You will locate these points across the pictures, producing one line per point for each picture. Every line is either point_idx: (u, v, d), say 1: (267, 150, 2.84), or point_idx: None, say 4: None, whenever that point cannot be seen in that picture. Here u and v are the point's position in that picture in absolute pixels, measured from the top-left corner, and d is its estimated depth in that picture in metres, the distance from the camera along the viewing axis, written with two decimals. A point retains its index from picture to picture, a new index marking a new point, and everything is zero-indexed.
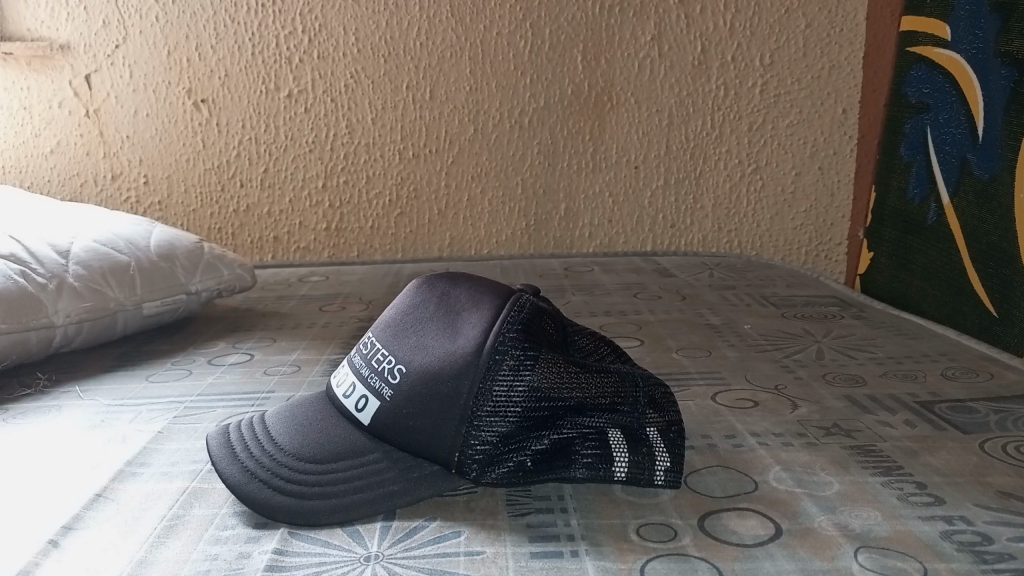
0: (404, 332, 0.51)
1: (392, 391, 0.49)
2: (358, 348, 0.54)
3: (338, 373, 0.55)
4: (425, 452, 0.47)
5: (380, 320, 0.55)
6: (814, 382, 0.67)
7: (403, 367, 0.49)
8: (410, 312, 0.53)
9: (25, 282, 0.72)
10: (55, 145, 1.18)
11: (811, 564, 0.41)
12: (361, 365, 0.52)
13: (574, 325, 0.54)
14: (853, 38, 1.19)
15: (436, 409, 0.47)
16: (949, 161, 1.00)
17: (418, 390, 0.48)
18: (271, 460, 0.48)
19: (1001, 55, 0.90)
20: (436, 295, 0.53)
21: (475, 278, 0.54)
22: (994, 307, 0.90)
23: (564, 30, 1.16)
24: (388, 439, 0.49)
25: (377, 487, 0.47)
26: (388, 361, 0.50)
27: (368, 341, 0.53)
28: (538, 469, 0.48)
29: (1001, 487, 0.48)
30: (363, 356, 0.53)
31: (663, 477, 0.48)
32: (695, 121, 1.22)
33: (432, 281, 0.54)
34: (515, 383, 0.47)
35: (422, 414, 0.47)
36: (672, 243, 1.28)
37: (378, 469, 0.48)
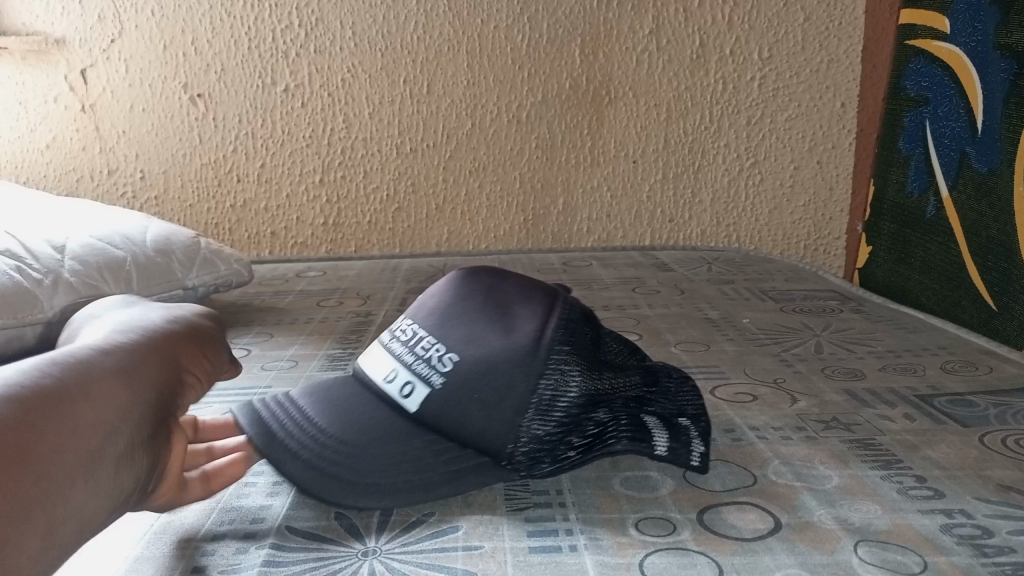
0: (457, 326, 0.53)
1: (442, 378, 0.50)
2: (396, 338, 0.55)
3: (370, 359, 0.56)
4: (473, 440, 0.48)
5: (423, 311, 0.56)
6: (814, 376, 0.67)
7: (454, 355, 0.51)
8: (460, 305, 0.55)
9: (21, 278, 0.72)
10: (51, 140, 1.17)
11: (810, 558, 0.41)
12: (406, 352, 0.53)
13: (605, 326, 0.56)
14: (852, 31, 1.18)
15: (491, 401, 0.48)
16: (949, 154, 1.00)
17: (474, 382, 0.49)
18: (316, 445, 0.49)
19: (1001, 48, 0.89)
20: (487, 291, 0.56)
21: (518, 278, 0.58)
22: (994, 300, 0.90)
23: (563, 23, 1.16)
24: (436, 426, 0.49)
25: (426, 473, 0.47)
26: (439, 353, 0.51)
27: (411, 332, 0.55)
28: (583, 453, 0.47)
29: (1001, 481, 0.48)
30: (405, 344, 0.54)
31: (699, 459, 0.48)
32: (694, 114, 1.22)
33: (476, 277, 0.57)
34: (565, 379, 0.48)
35: (477, 405, 0.48)
36: (671, 237, 1.28)
37: (420, 457, 0.48)
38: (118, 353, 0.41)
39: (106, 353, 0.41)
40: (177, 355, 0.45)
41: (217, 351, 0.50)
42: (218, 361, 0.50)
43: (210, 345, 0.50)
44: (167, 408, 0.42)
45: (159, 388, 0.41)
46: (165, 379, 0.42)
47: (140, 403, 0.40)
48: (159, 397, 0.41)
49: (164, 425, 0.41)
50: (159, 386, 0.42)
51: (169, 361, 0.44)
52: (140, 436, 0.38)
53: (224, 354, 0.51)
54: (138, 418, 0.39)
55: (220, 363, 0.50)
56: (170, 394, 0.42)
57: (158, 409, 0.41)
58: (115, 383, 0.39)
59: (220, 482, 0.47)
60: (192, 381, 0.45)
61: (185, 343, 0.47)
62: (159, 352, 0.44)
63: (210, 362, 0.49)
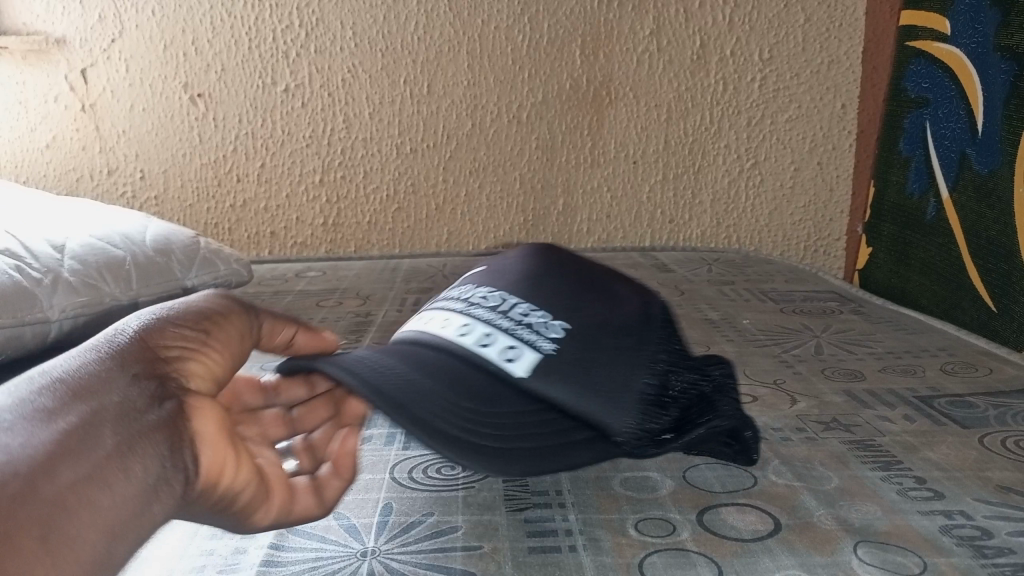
0: (544, 294, 0.53)
1: (553, 345, 0.47)
2: (472, 303, 0.53)
3: (433, 318, 0.52)
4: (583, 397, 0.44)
5: (494, 284, 0.55)
6: (814, 377, 0.67)
7: (563, 326, 0.49)
8: (533, 279, 0.55)
9: (21, 277, 0.72)
10: (51, 139, 1.17)
11: (810, 559, 0.41)
12: (492, 313, 0.51)
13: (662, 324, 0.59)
14: (853, 32, 1.18)
15: (617, 368, 0.46)
16: (949, 156, 1.00)
17: (591, 344, 0.48)
18: (427, 397, 0.43)
19: (1001, 49, 0.89)
20: (548, 268, 0.57)
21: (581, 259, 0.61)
22: (993, 302, 0.90)
23: (564, 24, 1.16)
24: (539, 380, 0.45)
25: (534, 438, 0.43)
26: (538, 316, 0.50)
27: (494, 300, 0.52)
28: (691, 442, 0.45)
29: (1001, 482, 0.48)
30: (488, 308, 0.52)
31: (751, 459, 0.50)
32: (694, 115, 1.22)
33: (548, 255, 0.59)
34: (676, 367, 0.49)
35: (602, 367, 0.46)
36: (671, 238, 1.28)
37: (537, 423, 0.44)
38: (68, 385, 0.35)
39: (55, 390, 0.35)
40: (144, 350, 0.38)
41: (214, 308, 0.43)
42: (223, 321, 0.43)
43: (191, 308, 0.42)
44: (167, 422, 0.36)
45: (133, 408, 0.35)
46: (134, 390, 0.36)
47: (117, 435, 0.34)
48: (139, 416, 0.35)
49: (172, 443, 0.35)
50: (134, 403, 0.35)
51: (136, 361, 0.37)
52: (134, 473, 0.33)
53: (228, 309, 0.44)
54: (121, 456, 0.33)
55: (226, 320, 0.43)
56: (156, 407, 0.36)
57: (148, 429, 0.35)
58: (73, 426, 0.33)
59: (343, 467, 0.46)
60: (185, 365, 0.39)
61: (154, 328, 0.40)
62: (112, 361, 0.37)
63: (211, 327, 0.41)
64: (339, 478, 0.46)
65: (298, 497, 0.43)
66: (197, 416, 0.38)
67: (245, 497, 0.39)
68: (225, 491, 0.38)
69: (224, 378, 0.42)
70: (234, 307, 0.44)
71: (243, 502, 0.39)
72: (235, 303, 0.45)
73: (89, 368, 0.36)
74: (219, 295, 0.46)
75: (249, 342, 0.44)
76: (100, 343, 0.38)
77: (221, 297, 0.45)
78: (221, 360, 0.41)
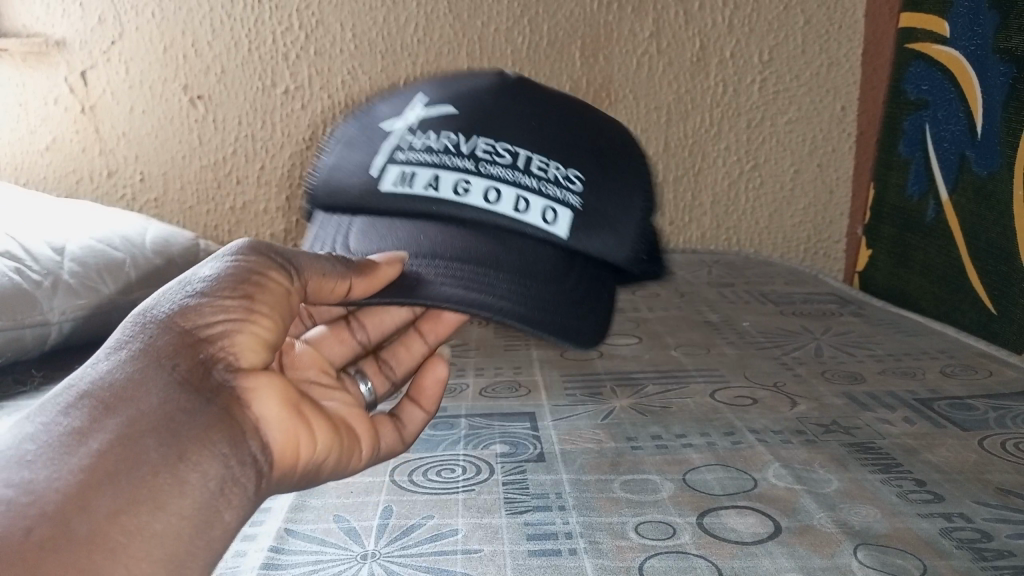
0: (518, 127, 0.53)
1: (579, 200, 0.51)
2: (442, 150, 0.51)
3: (415, 183, 0.51)
4: (614, 249, 0.52)
5: (449, 120, 0.53)
6: (814, 379, 0.67)
7: (576, 178, 0.52)
8: (491, 106, 0.54)
9: (20, 279, 0.72)
10: (51, 141, 1.17)
11: (810, 562, 0.41)
12: (489, 167, 0.51)
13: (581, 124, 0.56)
14: (852, 34, 1.18)
15: (611, 212, 0.53)
16: (949, 157, 1.00)
17: (598, 177, 0.53)
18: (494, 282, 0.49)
19: (1000, 52, 0.90)
20: (488, 82, 0.56)
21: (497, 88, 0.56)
22: (993, 303, 0.90)
23: (564, 26, 1.16)
24: (586, 245, 0.51)
25: (595, 293, 0.52)
26: (543, 166, 0.51)
27: (469, 146, 0.51)
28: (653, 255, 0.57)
29: (1001, 484, 0.48)
30: (472, 159, 0.51)
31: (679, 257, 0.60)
32: (694, 117, 1.22)
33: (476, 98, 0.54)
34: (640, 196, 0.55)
35: (608, 195, 0.53)
36: (671, 240, 1.28)
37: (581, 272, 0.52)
38: (105, 393, 0.37)
39: (91, 402, 0.36)
40: (183, 337, 0.40)
41: (250, 270, 0.43)
42: (264, 284, 0.43)
43: (225, 275, 0.42)
44: (221, 417, 0.39)
45: (179, 410, 0.38)
46: (178, 389, 0.38)
47: (165, 443, 0.36)
48: (185, 419, 0.38)
49: (233, 439, 0.39)
50: (178, 405, 0.38)
51: (173, 352, 0.39)
52: (196, 476, 0.37)
53: (265, 265, 0.44)
54: (181, 461, 0.36)
55: (268, 281, 0.43)
56: (203, 403, 0.39)
57: (199, 430, 0.38)
58: (117, 441, 0.35)
59: (428, 398, 0.53)
60: (232, 338, 0.41)
61: (187, 306, 0.41)
62: (147, 357, 0.38)
63: (253, 292, 0.42)
64: (422, 409, 0.53)
65: (384, 441, 0.51)
66: (260, 402, 0.41)
67: (330, 461, 0.45)
68: (308, 458, 0.44)
69: (280, 339, 0.44)
70: (272, 264, 0.44)
71: (335, 462, 0.46)
72: (271, 260, 0.44)
73: (125, 370, 0.38)
74: (251, 247, 0.44)
75: (296, 299, 0.45)
76: (134, 333, 0.39)
77: (254, 251, 0.44)
78: (272, 323, 0.43)
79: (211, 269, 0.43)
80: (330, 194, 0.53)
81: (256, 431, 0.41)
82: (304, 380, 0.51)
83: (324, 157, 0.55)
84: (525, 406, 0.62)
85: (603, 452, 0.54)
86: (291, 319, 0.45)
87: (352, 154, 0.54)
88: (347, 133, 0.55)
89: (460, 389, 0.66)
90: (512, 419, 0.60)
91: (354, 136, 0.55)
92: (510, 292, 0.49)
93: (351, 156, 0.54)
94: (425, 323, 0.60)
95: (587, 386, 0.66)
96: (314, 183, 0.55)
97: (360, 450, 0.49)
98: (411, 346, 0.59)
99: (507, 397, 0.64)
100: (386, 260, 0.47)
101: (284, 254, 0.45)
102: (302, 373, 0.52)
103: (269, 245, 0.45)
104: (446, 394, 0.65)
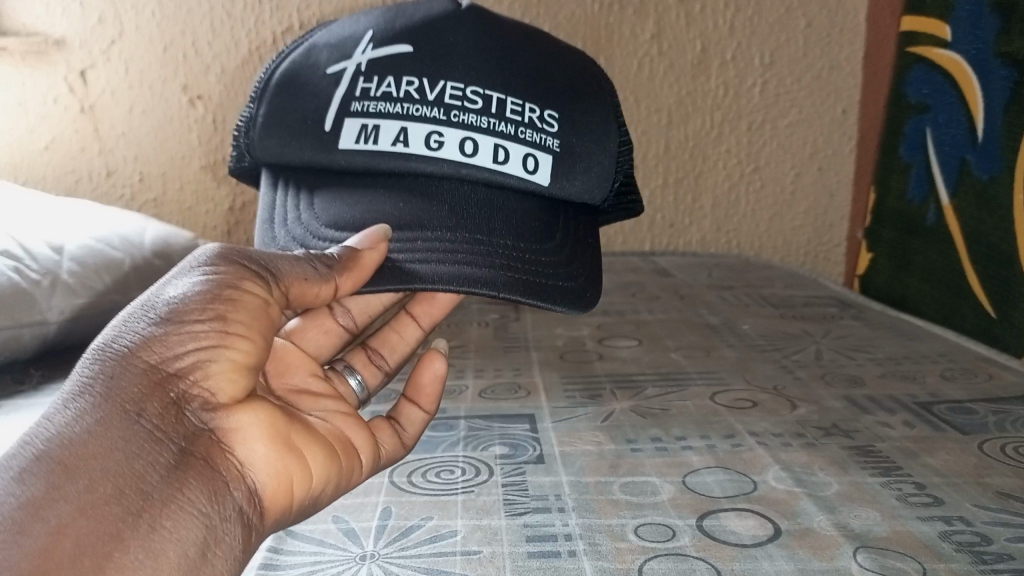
0: (482, 64, 0.52)
1: (558, 139, 0.52)
2: (405, 100, 0.50)
3: (381, 137, 0.50)
4: (590, 191, 0.54)
5: (404, 63, 0.52)
6: (813, 382, 0.67)
7: (554, 115, 0.53)
8: (446, 41, 0.53)
9: (19, 278, 0.71)
10: (50, 141, 1.16)
11: (810, 564, 0.41)
12: (460, 115, 0.50)
13: (539, 52, 0.55)
14: (853, 38, 1.19)
15: (588, 152, 0.54)
16: (950, 161, 1.00)
17: (571, 113, 0.53)
18: (476, 244, 0.50)
19: (1001, 55, 0.90)
20: (435, 11, 0.55)
21: (450, 21, 0.54)
22: (993, 308, 0.90)
23: (564, 28, 1.16)
24: (566, 189, 0.53)
25: (578, 240, 0.55)
26: (517, 107, 0.51)
27: (436, 93, 0.51)
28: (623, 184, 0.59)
29: (1001, 488, 0.48)
30: (441, 107, 0.50)
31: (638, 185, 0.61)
32: (694, 120, 1.22)
33: (435, 33, 0.53)
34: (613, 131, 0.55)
35: (581, 130, 0.54)
36: (671, 243, 1.27)
37: (553, 219, 0.54)
38: (64, 453, 0.36)
39: (49, 465, 0.35)
40: (150, 375, 0.39)
41: (224, 284, 0.42)
42: (241, 299, 0.42)
43: (195, 294, 0.41)
44: (198, 468, 0.39)
45: (148, 466, 0.37)
46: (145, 442, 0.38)
47: (132, 511, 0.36)
48: (155, 477, 0.37)
49: (213, 491, 0.39)
50: (145, 462, 0.37)
51: (140, 396, 0.38)
52: (173, 541, 0.36)
53: (240, 276, 0.43)
54: (154, 528, 0.36)
55: (244, 294, 0.43)
56: (175, 453, 0.39)
57: (172, 488, 0.38)
58: (79, 512, 0.35)
59: (427, 398, 0.56)
60: (206, 368, 0.40)
61: (153, 337, 0.40)
62: (110, 405, 0.38)
63: (227, 311, 0.41)
64: (420, 407, 0.56)
65: (383, 448, 0.52)
66: (244, 442, 0.42)
67: (329, 491, 0.46)
68: (303, 494, 0.44)
69: (262, 358, 0.44)
70: (247, 273, 0.43)
71: (331, 493, 0.47)
72: (245, 269, 0.43)
73: (84, 425, 0.37)
74: (223, 258, 0.44)
75: (275, 309, 0.45)
76: (94, 371, 0.38)
77: (225, 262, 0.43)
78: (250, 344, 0.42)
79: (178, 289, 0.41)
80: (283, 153, 0.52)
81: (239, 475, 0.41)
82: (291, 388, 0.53)
83: (262, 109, 0.53)
84: (524, 408, 0.62)
85: (602, 454, 0.53)
86: (273, 332, 0.45)
87: (299, 105, 0.52)
88: (283, 82, 0.53)
89: (459, 391, 0.66)
90: (511, 421, 0.59)
91: (296, 84, 0.53)
92: (502, 256, 0.50)
93: (298, 107, 0.52)
94: (417, 309, 0.64)
95: (586, 388, 0.66)
96: (258, 141, 0.53)
97: (360, 465, 0.50)
98: (403, 332, 0.63)
99: (506, 399, 0.64)
100: (370, 244, 0.48)
101: (261, 260, 0.45)
102: (289, 379, 0.54)
103: (242, 252, 0.45)
104: (446, 396, 0.65)
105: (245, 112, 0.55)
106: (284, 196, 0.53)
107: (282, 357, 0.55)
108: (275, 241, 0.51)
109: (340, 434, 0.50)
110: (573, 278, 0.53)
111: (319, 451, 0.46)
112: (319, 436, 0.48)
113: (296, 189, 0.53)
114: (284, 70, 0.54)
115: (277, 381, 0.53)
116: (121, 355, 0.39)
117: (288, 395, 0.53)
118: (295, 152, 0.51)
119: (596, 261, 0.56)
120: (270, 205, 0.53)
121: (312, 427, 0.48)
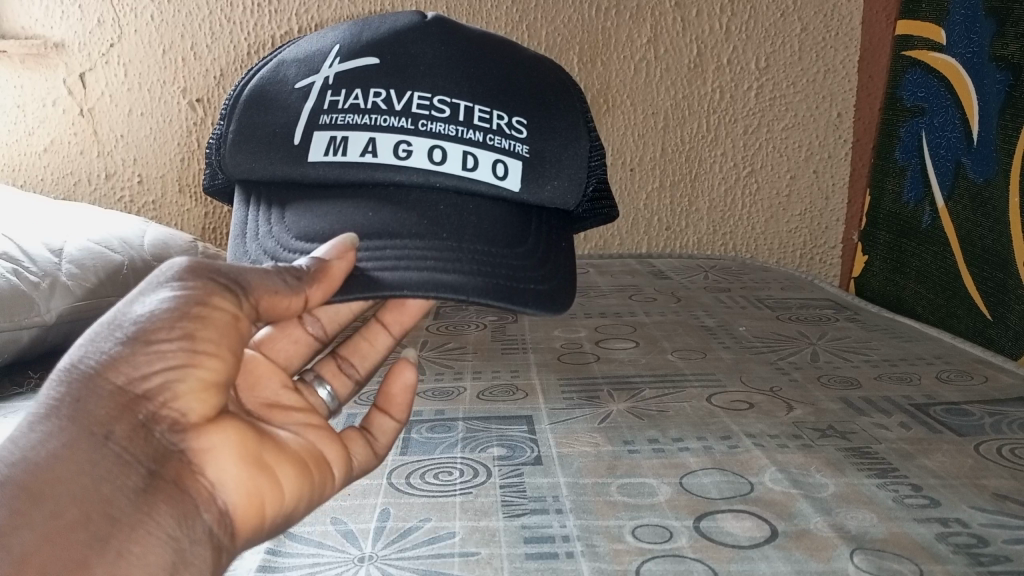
0: (450, 75, 0.52)
1: (525, 145, 0.52)
2: (374, 112, 0.50)
3: (350, 148, 0.50)
4: (562, 195, 0.54)
5: (373, 76, 0.52)
6: (809, 384, 0.67)
7: (522, 120, 0.53)
8: (412, 53, 0.53)
9: (17, 280, 0.72)
10: (49, 143, 1.17)
11: (807, 565, 0.41)
12: (428, 125, 0.50)
13: (511, 63, 0.55)
14: (848, 41, 1.18)
15: (561, 159, 0.54)
16: (944, 164, 1.01)
17: (540, 122, 0.54)
18: (449, 250, 0.49)
19: (996, 59, 0.91)
20: (400, 23, 0.55)
21: (421, 32, 0.54)
22: (988, 310, 0.91)
23: (562, 32, 1.16)
24: (539, 195, 0.53)
25: (553, 247, 0.54)
26: (484, 116, 0.52)
27: (403, 103, 0.51)
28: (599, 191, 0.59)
29: (997, 489, 0.48)
30: (408, 117, 0.50)
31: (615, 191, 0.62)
32: (690, 123, 1.22)
33: (412, 44, 0.53)
34: (585, 141, 0.56)
35: (552, 138, 0.54)
36: (667, 245, 1.27)
37: (528, 223, 0.53)
38: (28, 478, 0.37)
39: (15, 492, 0.36)
40: (119, 397, 0.39)
41: (193, 300, 0.41)
42: (210, 315, 0.41)
43: (163, 311, 0.40)
44: (167, 491, 0.39)
45: (115, 491, 0.37)
46: (113, 465, 0.38)
47: (99, 537, 0.36)
48: (124, 501, 0.37)
49: (183, 513, 0.39)
50: (111, 486, 0.37)
51: (107, 421, 0.38)
52: (140, 566, 0.36)
53: (209, 291, 0.41)
54: (121, 554, 0.36)
55: (213, 310, 0.41)
56: (144, 476, 0.38)
57: (140, 513, 0.38)
58: (45, 538, 0.36)
59: (397, 407, 0.53)
60: (174, 388, 0.40)
61: (117, 357, 0.39)
62: (76, 427, 0.38)
63: (196, 328, 0.40)
64: (391, 416, 0.53)
65: (354, 459, 0.50)
66: (214, 462, 0.41)
67: (302, 507, 0.44)
68: (276, 510, 0.43)
69: (232, 373, 0.43)
70: (216, 288, 0.42)
71: (304, 508, 0.45)
72: (214, 283, 0.42)
73: (49, 449, 0.37)
74: (192, 270, 0.42)
75: (247, 321, 0.43)
76: (60, 393, 0.39)
77: (195, 275, 0.42)
78: (219, 361, 0.41)
79: (145, 306, 0.40)
80: (253, 168, 0.52)
81: (210, 496, 0.40)
82: (262, 402, 0.50)
83: (233, 127, 0.53)
84: (522, 410, 0.62)
85: (600, 455, 0.54)
86: (243, 346, 0.43)
87: (268, 121, 0.52)
88: (253, 99, 0.54)
89: (457, 392, 0.66)
90: (509, 422, 0.60)
91: (266, 100, 0.53)
92: (475, 260, 0.49)
93: (269, 123, 0.52)
94: (387, 315, 0.60)
95: (584, 390, 0.66)
96: (230, 159, 0.53)
97: (331, 479, 0.48)
98: (374, 341, 0.59)
99: (504, 400, 0.64)
100: (337, 254, 0.46)
101: (229, 273, 0.43)
102: (260, 392, 0.50)
103: (212, 265, 0.43)
104: (442, 397, 0.65)
105: (217, 130, 0.55)
106: (257, 213, 0.53)
107: (252, 369, 0.51)
108: (247, 254, 0.52)
109: (313, 449, 0.48)
110: (548, 281, 0.52)
111: (291, 466, 0.45)
112: (290, 453, 0.46)
113: (267, 205, 0.53)
114: (252, 87, 0.54)
115: (248, 395, 0.50)
116: (87, 377, 0.39)
117: (259, 409, 0.49)
118: (266, 167, 0.52)
119: (574, 265, 0.55)
120: (243, 222, 0.53)
121: (283, 444, 0.46)
